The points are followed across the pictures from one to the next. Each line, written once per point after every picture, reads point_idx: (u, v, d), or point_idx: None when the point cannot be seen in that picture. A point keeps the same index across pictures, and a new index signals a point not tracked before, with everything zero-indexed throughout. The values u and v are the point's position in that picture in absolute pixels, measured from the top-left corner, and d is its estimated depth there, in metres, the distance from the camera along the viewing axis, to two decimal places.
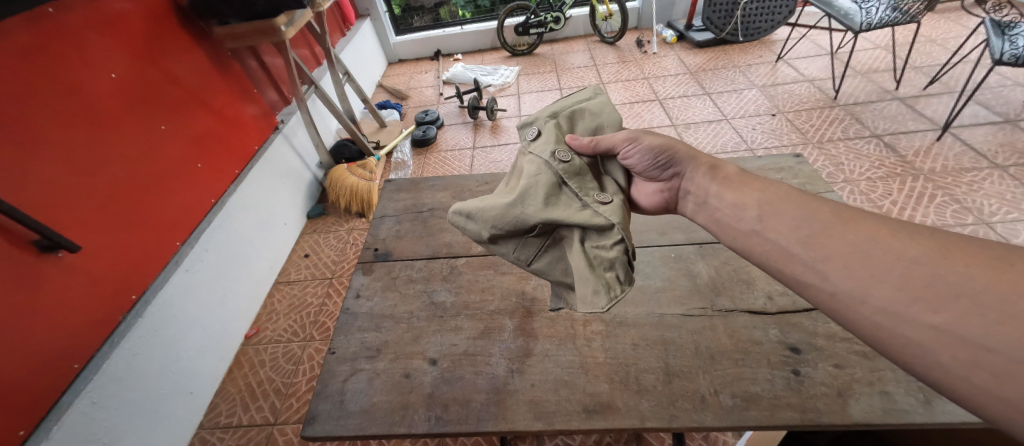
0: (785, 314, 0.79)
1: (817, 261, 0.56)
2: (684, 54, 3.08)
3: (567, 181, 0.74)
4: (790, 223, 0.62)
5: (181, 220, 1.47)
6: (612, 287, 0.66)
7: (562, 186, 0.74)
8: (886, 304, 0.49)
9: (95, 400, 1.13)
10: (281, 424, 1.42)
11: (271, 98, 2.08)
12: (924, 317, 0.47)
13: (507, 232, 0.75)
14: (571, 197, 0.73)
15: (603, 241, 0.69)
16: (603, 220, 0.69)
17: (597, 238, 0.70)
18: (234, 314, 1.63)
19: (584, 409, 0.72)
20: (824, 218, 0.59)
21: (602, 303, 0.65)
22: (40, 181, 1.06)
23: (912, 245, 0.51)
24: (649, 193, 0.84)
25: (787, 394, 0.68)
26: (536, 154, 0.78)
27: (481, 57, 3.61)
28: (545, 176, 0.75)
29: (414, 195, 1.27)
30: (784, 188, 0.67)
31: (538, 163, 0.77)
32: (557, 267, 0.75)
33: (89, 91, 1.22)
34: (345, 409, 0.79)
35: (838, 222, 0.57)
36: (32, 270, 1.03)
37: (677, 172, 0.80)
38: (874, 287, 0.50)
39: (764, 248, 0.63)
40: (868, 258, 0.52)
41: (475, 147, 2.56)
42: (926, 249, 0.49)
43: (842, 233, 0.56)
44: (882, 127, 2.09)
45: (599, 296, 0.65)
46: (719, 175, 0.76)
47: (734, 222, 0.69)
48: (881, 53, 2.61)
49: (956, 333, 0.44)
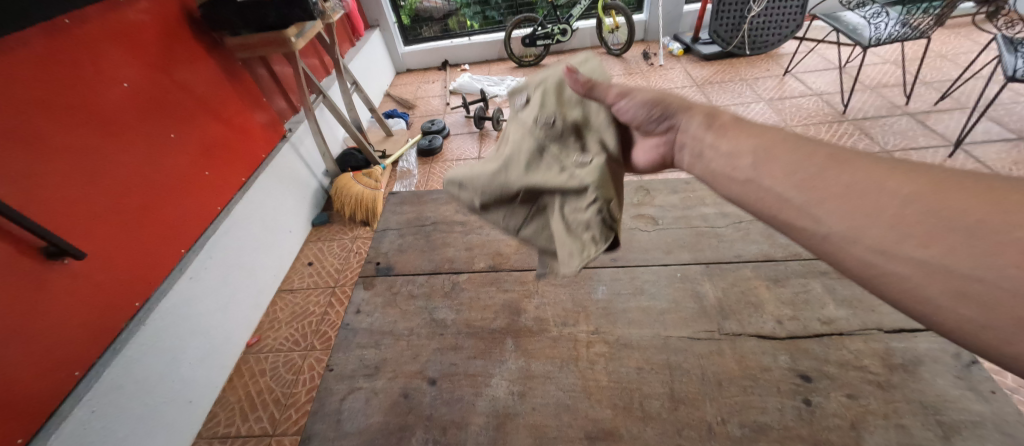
0: (796, 339, 0.76)
1: (811, 204, 0.51)
2: (690, 66, 3.07)
3: (547, 150, 0.74)
4: (783, 164, 0.55)
5: (187, 227, 1.47)
6: (588, 248, 0.70)
7: (542, 154, 0.74)
8: (877, 239, 0.45)
9: (95, 408, 1.12)
10: (279, 435, 1.40)
11: (280, 106, 2.10)
12: (915, 253, 0.43)
13: (495, 200, 0.76)
14: (552, 165, 0.73)
15: (580, 205, 0.71)
16: (580, 185, 0.71)
17: (576, 202, 0.72)
18: (236, 322, 1.62)
19: (586, 435, 0.70)
20: (818, 162, 0.53)
21: (577, 262, 0.68)
22: (50, 187, 1.07)
23: (901, 180, 0.47)
24: (646, 145, 0.75)
25: (798, 425, 0.65)
26: (521, 123, 0.76)
27: (487, 68, 3.63)
28: (527, 145, 0.74)
29: (417, 208, 1.26)
30: (783, 132, 0.59)
31: (521, 133, 0.75)
32: (544, 232, 0.78)
33: (104, 99, 1.24)
34: (341, 430, 0.78)
35: (834, 164, 0.52)
36: (40, 277, 1.03)
37: (671, 125, 0.70)
38: (865, 222, 0.46)
39: (759, 196, 0.57)
40: (859, 196, 0.48)
41: (480, 158, 2.55)
42: (918, 186, 0.45)
43: (836, 174, 0.51)
44: (892, 143, 2.06)
45: (574, 257, 0.69)
46: (715, 124, 0.65)
47: (728, 172, 0.61)
48: (890, 68, 2.59)
49: (948, 268, 0.41)
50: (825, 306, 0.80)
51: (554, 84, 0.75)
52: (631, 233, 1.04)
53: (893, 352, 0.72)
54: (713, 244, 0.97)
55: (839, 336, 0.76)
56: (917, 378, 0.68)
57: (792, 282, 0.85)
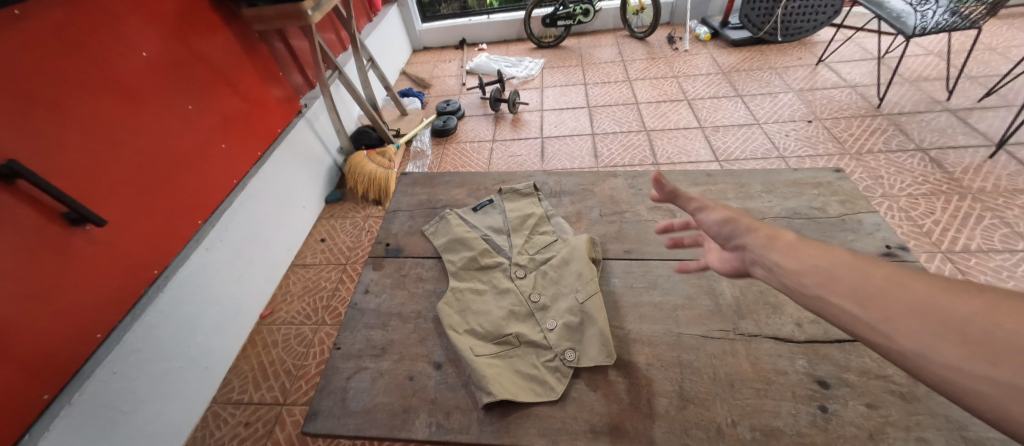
0: (815, 343, 0.73)
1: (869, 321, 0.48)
2: (717, 52, 2.95)
3: (533, 313, 0.86)
4: (847, 283, 0.52)
5: (204, 199, 1.48)
6: (543, 384, 0.76)
7: (528, 317, 0.86)
8: (952, 359, 0.42)
9: (116, 370, 1.15)
10: (289, 405, 1.43)
11: (297, 81, 2.08)
12: (981, 371, 0.40)
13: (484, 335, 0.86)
14: (534, 325, 0.85)
15: (546, 356, 0.79)
16: (548, 343, 0.81)
17: (543, 355, 0.80)
18: (250, 293, 1.65)
19: (591, 429, 0.69)
20: (877, 279, 0.50)
21: (525, 398, 0.74)
22: (70, 153, 1.08)
23: (965, 301, 0.44)
24: (720, 254, 0.70)
25: (812, 432, 0.63)
26: (518, 287, 0.91)
27: (505, 48, 3.55)
28: (516, 303, 0.89)
29: (429, 190, 1.24)
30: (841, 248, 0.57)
31: (515, 295, 0.90)
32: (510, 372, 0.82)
33: (122, 68, 1.23)
34: (347, 408, 0.78)
35: (892, 282, 0.49)
36: (61, 243, 1.05)
37: (738, 243, 0.64)
38: (940, 345, 0.43)
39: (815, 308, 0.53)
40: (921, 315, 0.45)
41: (494, 141, 2.51)
42: (979, 304, 0.42)
43: (894, 290, 0.48)
44: (929, 140, 1.96)
45: (526, 393, 0.75)
46: (779, 243, 0.60)
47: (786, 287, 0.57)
48: (933, 60, 2.44)
49: (1021, 387, 0.37)
50: None
51: (556, 263, 0.93)
52: (646, 225, 1.01)
53: None
54: None
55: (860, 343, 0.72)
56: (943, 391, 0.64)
57: None
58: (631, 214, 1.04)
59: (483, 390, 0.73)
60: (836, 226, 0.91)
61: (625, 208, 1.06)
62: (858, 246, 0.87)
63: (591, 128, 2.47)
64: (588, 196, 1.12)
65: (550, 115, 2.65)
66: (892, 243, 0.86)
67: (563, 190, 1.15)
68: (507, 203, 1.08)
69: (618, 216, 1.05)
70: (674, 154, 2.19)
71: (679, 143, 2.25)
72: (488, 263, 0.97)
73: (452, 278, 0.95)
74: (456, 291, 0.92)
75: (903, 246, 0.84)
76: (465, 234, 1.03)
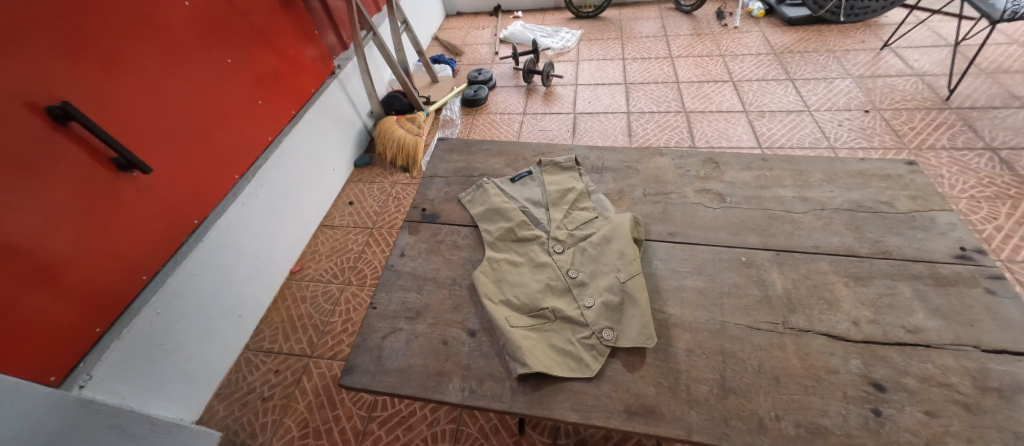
0: (872, 344, 0.69)
1: None
2: (769, 31, 2.77)
3: (570, 289, 0.85)
4: None
5: (240, 155, 1.49)
6: (577, 359, 0.75)
7: (565, 293, 0.85)
8: None
9: (159, 310, 1.20)
10: (316, 358, 1.48)
11: (330, 41, 2.03)
12: None
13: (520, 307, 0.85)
14: (571, 300, 0.84)
15: (582, 333, 0.78)
16: (584, 320, 0.79)
17: (578, 332, 0.78)
18: (280, 249, 1.69)
19: (625, 409, 0.68)
20: None
21: (556, 371, 0.73)
22: (119, 98, 1.09)
23: None
24: None
25: (863, 434, 0.61)
26: (556, 262, 0.89)
27: (542, 16, 3.41)
28: (553, 279, 0.86)
29: (466, 158, 1.22)
30: None
31: (553, 271, 0.88)
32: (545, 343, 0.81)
33: (166, 16, 1.23)
34: (382, 366, 0.79)
35: None
36: (112, 186, 1.07)
37: None
38: None
39: None
40: None
41: (525, 113, 2.45)
42: None
43: None
44: (1002, 139, 1.81)
45: (556, 366, 0.74)
46: None
47: None
48: (1015, 50, 2.22)
49: None
50: (913, 314, 0.72)
51: (596, 241, 0.90)
52: (693, 207, 0.97)
53: (990, 374, 0.64)
54: (787, 229, 0.88)
55: (923, 348, 0.68)
56: (1014, 406, 0.61)
57: (876, 282, 0.77)
58: (677, 196, 1.00)
59: (518, 361, 0.73)
60: (905, 223, 0.85)
61: (671, 189, 1.02)
62: (928, 245, 0.81)
63: (627, 107, 2.37)
64: (632, 174, 1.08)
65: (584, 90, 2.55)
66: (968, 246, 0.80)
67: (605, 166, 1.11)
68: (547, 177, 1.05)
69: (663, 197, 1.01)
70: (713, 137, 2.10)
71: (720, 126, 2.15)
72: (527, 236, 0.95)
73: (488, 247, 0.94)
74: (493, 261, 0.91)
75: (980, 249, 0.78)
76: (503, 204, 1.01)
